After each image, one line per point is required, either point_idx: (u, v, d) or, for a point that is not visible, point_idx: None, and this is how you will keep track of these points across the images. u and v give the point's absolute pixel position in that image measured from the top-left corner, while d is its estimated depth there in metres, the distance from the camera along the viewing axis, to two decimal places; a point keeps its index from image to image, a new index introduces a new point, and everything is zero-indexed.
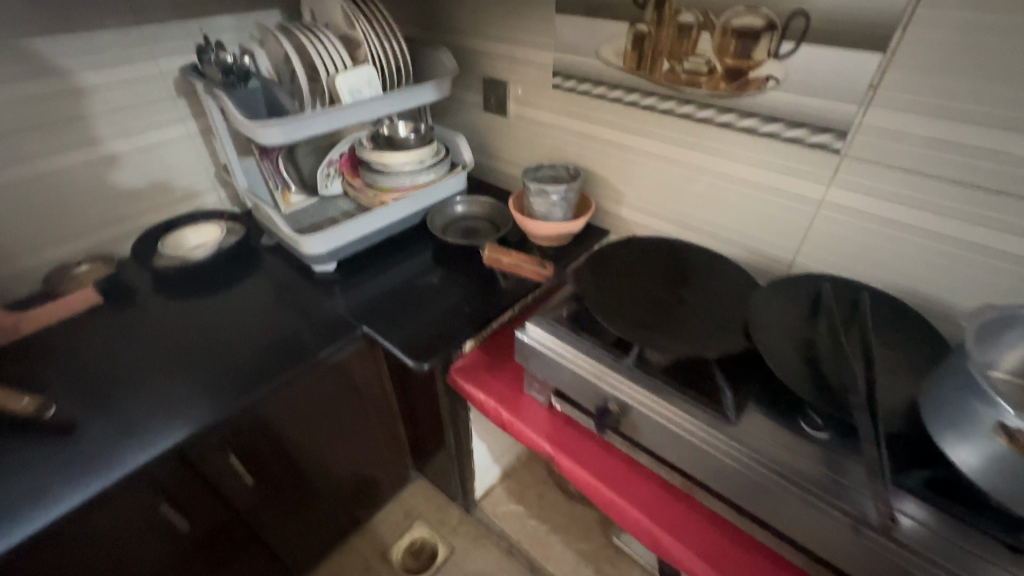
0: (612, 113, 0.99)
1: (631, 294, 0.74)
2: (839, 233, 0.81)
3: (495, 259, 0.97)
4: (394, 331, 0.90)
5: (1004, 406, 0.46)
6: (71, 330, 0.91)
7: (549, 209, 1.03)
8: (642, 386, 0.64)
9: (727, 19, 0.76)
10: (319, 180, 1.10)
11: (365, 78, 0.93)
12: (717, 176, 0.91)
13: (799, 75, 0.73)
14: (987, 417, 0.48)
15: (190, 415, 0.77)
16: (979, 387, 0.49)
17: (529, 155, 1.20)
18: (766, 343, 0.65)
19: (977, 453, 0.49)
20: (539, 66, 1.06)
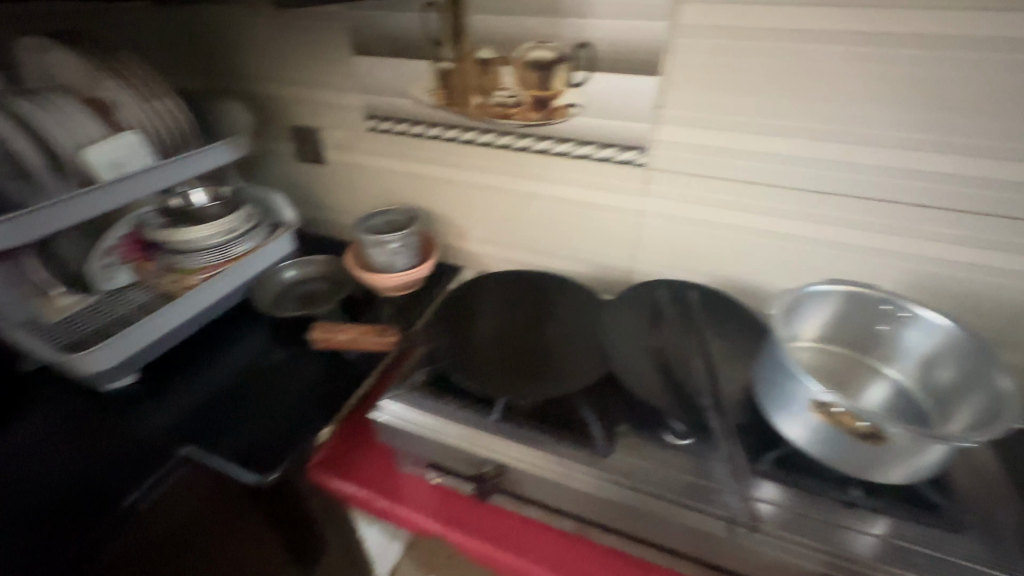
0: (436, 150, 0.96)
1: (486, 343, 0.71)
2: (664, 238, 0.87)
3: (329, 339, 0.85)
4: (227, 439, 0.73)
5: (814, 384, 0.50)
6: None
7: (391, 258, 0.96)
8: (515, 441, 0.60)
9: (523, 52, 0.77)
10: (95, 275, 0.88)
11: (127, 148, 0.77)
12: (549, 200, 0.92)
13: (596, 100, 0.77)
14: (804, 394, 0.51)
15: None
16: (793, 367, 0.52)
17: (359, 203, 1.11)
18: (622, 362, 0.65)
19: (803, 427, 0.52)
20: (350, 110, 0.99)
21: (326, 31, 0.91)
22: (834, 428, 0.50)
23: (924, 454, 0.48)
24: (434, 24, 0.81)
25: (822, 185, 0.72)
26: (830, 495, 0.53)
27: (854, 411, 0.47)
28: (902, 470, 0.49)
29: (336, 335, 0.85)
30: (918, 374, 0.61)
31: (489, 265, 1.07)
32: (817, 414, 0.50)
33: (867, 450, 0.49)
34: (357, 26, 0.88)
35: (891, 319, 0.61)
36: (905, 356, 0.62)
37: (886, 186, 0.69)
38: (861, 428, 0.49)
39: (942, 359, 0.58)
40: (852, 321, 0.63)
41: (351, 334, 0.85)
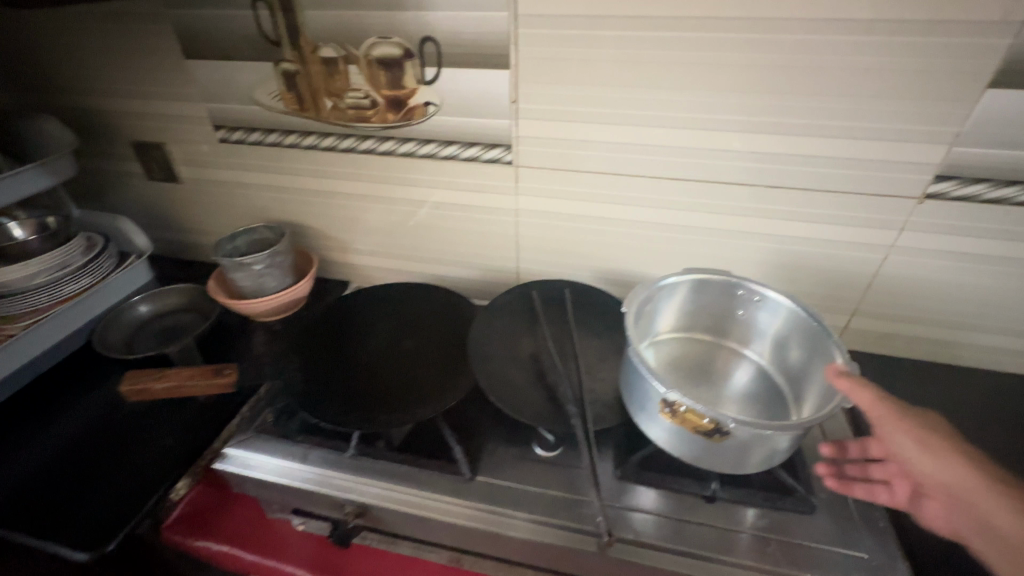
0: (297, 159, 0.88)
1: (348, 367, 0.65)
2: (544, 236, 0.84)
3: (139, 389, 0.72)
4: (54, 515, 0.62)
5: (658, 384, 0.48)
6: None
7: (258, 280, 0.87)
8: (373, 476, 0.55)
9: (366, 50, 0.72)
10: None
11: None
12: (424, 205, 0.87)
13: (451, 98, 0.73)
14: (653, 394, 0.50)
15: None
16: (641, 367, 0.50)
17: (226, 222, 1.01)
18: (491, 374, 0.62)
19: (659, 427, 0.51)
20: (194, 120, 0.88)
21: (149, 33, 0.80)
22: (683, 427, 0.49)
23: (767, 443, 0.48)
24: (267, 22, 0.74)
25: (682, 173, 0.71)
26: (691, 490, 0.53)
27: (695, 408, 0.46)
28: (750, 461, 0.49)
29: (148, 384, 0.72)
30: (774, 353, 0.64)
31: (377, 276, 1.01)
32: (665, 415, 0.49)
33: (715, 445, 0.48)
34: (182, 27, 0.78)
35: (743, 304, 0.64)
36: (761, 337, 0.65)
37: (738, 170, 0.70)
38: (706, 426, 0.48)
39: (790, 337, 0.61)
40: (712, 308, 0.66)
41: (167, 380, 0.72)
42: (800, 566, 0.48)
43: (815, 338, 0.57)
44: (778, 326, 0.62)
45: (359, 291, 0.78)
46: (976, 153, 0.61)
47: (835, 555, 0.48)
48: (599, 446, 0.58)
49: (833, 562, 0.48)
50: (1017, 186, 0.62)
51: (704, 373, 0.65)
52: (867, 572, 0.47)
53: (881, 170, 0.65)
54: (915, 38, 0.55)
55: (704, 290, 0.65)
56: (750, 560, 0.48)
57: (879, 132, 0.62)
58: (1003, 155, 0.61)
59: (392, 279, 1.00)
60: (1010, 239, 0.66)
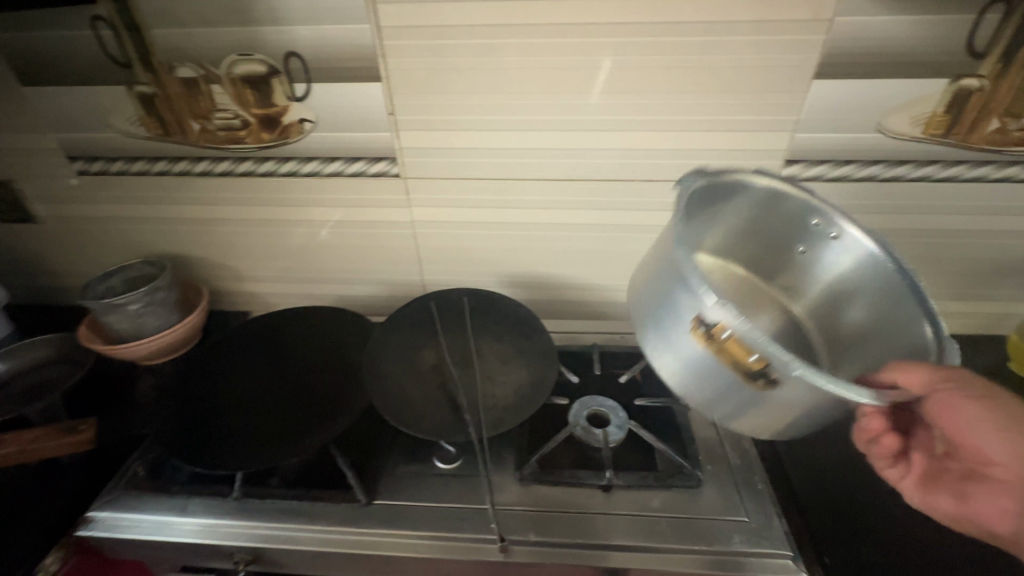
0: (169, 187, 0.81)
1: (237, 408, 0.61)
2: (445, 246, 0.84)
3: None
4: None
5: (707, 301, 0.45)
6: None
7: (136, 321, 0.79)
8: (263, 517, 0.52)
9: (228, 69, 0.68)
10: None
11: None
12: (316, 224, 0.84)
13: (326, 113, 0.70)
14: (692, 309, 0.48)
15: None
16: (692, 291, 0.47)
17: (98, 261, 0.92)
18: (389, 393, 0.60)
19: (692, 360, 0.49)
20: (44, 153, 0.80)
21: None
22: (722, 356, 0.47)
23: (803, 396, 0.45)
24: (112, 43, 0.68)
25: (566, 173, 0.74)
26: (590, 482, 0.54)
27: (743, 340, 0.44)
28: (784, 408, 0.46)
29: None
30: (821, 308, 0.65)
31: (279, 303, 0.96)
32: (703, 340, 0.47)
33: (756, 385, 0.46)
34: (12, 52, 0.70)
35: (809, 239, 0.63)
36: (801, 279, 0.66)
37: (615, 167, 0.73)
38: (748, 363, 0.45)
39: (858, 293, 0.61)
40: (766, 235, 0.65)
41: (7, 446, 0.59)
42: (691, 540, 0.50)
43: (887, 294, 0.58)
44: (839, 262, 0.62)
45: (251, 323, 0.73)
46: (816, 137, 0.68)
47: (720, 524, 0.51)
48: (502, 452, 0.58)
49: (719, 531, 0.51)
50: (854, 165, 0.69)
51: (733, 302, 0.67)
52: (749, 533, 0.51)
53: (740, 159, 0.70)
54: (747, 37, 0.61)
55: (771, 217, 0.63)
56: (647, 542, 0.50)
57: (733, 123, 0.67)
58: (836, 138, 0.67)
59: (295, 304, 0.96)
60: (856, 211, 0.74)
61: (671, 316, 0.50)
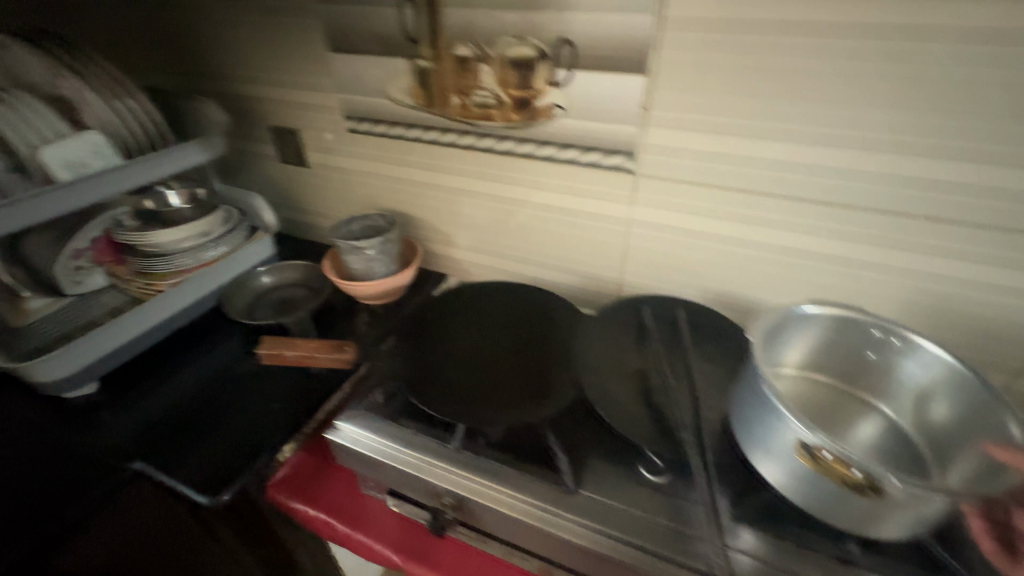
0: (416, 152, 0.91)
1: (454, 362, 0.66)
2: (654, 248, 0.81)
3: (275, 355, 0.81)
4: (196, 464, 0.68)
5: (798, 422, 0.44)
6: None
7: (368, 264, 0.91)
8: (476, 473, 0.55)
9: (501, 50, 0.72)
10: (66, 276, 0.88)
11: (92, 147, 0.74)
12: (533, 206, 0.87)
13: (580, 102, 0.71)
14: (784, 431, 0.46)
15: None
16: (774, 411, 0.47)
17: (341, 207, 1.07)
18: (597, 385, 0.60)
19: (784, 470, 0.47)
20: (328, 110, 0.94)
21: (301, 28, 0.86)
22: (824, 475, 0.44)
23: (907, 508, 0.42)
24: (410, 20, 0.77)
25: (824, 195, 0.66)
26: (819, 546, 0.48)
27: (843, 455, 0.42)
28: (896, 519, 0.43)
29: (282, 351, 0.81)
30: (905, 401, 0.58)
31: (474, 273, 1.02)
32: (804, 459, 0.45)
33: (864, 501, 0.43)
34: (331, 23, 0.83)
35: (877, 348, 0.58)
36: (877, 376, 0.59)
37: (890, 197, 0.63)
38: (849, 478, 0.43)
39: (938, 391, 0.54)
40: (828, 344, 0.60)
41: (301, 350, 0.81)
42: None
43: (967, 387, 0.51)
44: (911, 366, 0.56)
45: (464, 289, 0.79)
46: None
47: None
48: None
49: None
50: None
51: (811, 411, 0.59)
52: None
53: None
54: None
55: (830, 326, 0.59)
56: None
57: None
58: None
59: (488, 275, 1.01)
60: None
61: (757, 427, 0.49)
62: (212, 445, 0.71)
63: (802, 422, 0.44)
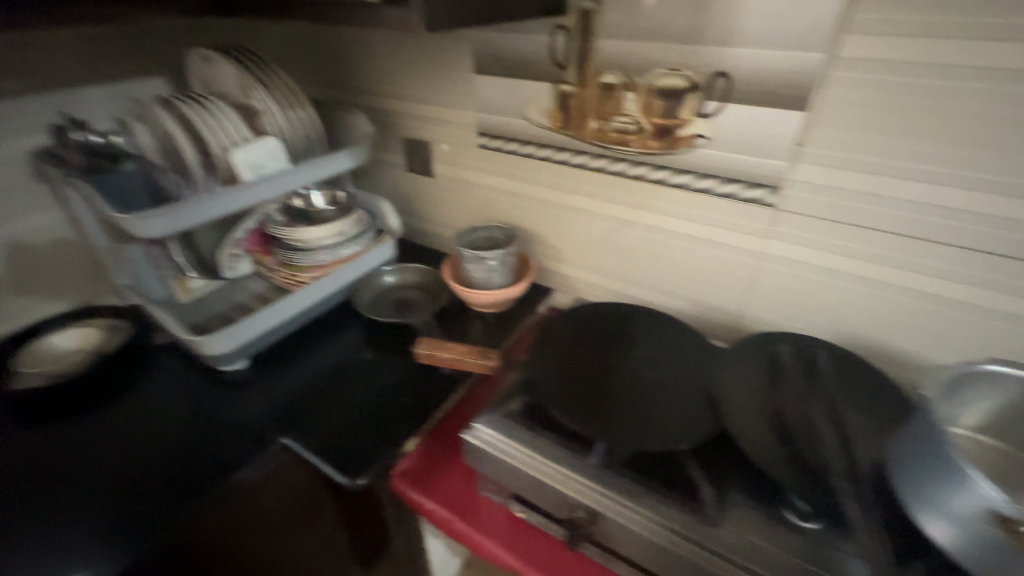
0: (543, 171, 0.95)
1: (588, 380, 0.69)
2: (785, 284, 0.79)
3: (432, 356, 0.85)
4: (334, 445, 0.75)
5: (990, 488, 0.42)
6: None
7: (488, 274, 0.96)
8: (614, 492, 0.56)
9: (651, 80, 0.74)
10: (224, 261, 0.96)
11: (267, 151, 0.83)
12: (657, 231, 0.88)
13: (727, 133, 0.72)
14: (967, 497, 0.43)
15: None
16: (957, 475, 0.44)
17: (458, 216, 1.13)
18: (737, 418, 0.60)
19: (955, 534, 0.44)
20: (462, 126, 1.00)
21: (450, 50, 0.93)
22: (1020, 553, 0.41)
23: None
24: (560, 48, 0.81)
25: (996, 246, 0.62)
26: None
27: None
28: None
29: (438, 353, 0.85)
30: None
31: (582, 290, 1.04)
32: (995, 531, 0.42)
33: None
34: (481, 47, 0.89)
35: None
36: None
37: None
38: None
39: None
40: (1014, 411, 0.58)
41: (455, 352, 0.85)
42: None
43: None
44: None
45: (587, 308, 0.82)
46: None
47: None
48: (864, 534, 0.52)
49: None
50: None
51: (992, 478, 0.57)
52: None
53: None
54: None
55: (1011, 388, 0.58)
56: None
57: None
58: None
59: (596, 294, 1.03)
60: None
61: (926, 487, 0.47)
62: (347, 431, 0.78)
63: (995, 494, 0.42)
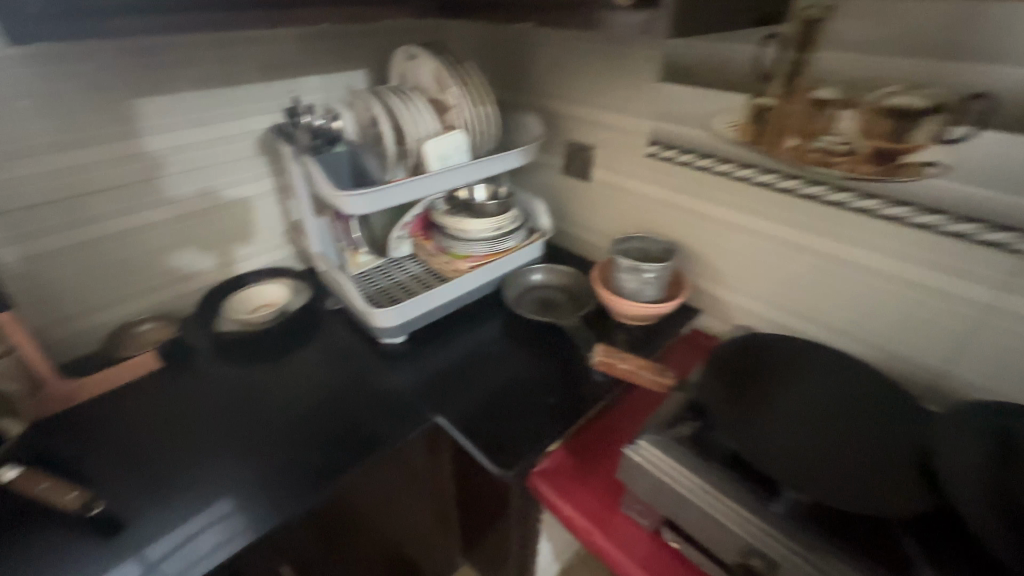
0: (717, 187, 0.90)
1: (769, 418, 0.65)
2: (1015, 346, 0.67)
3: (609, 365, 0.79)
4: (482, 432, 0.78)
5: None
6: (110, 403, 0.82)
7: (641, 286, 0.93)
8: (801, 547, 0.52)
9: (877, 100, 0.67)
10: (392, 241, 1.03)
11: (452, 143, 0.87)
12: (848, 265, 0.79)
13: (973, 165, 0.62)
14: None
15: (234, 498, 0.69)
16: None
17: (609, 224, 1.12)
18: (966, 494, 0.52)
19: None
20: (633, 134, 0.98)
21: (638, 56, 0.91)
22: None
23: None
24: (769, 58, 0.76)
25: None
26: None
27: None
28: None
29: (616, 363, 0.78)
30: None
31: (737, 316, 0.97)
32: None
33: None
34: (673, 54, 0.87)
35: None
36: None
37: None
38: None
39: None
40: None
41: (633, 364, 0.78)
42: None
43: None
44: None
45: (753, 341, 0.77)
46: None
47: None
48: None
49: None
50: None
51: None
52: None
53: None
54: None
55: None
56: None
57: None
58: None
59: (753, 323, 0.96)
60: None
61: None
62: (494, 420, 0.80)
63: None
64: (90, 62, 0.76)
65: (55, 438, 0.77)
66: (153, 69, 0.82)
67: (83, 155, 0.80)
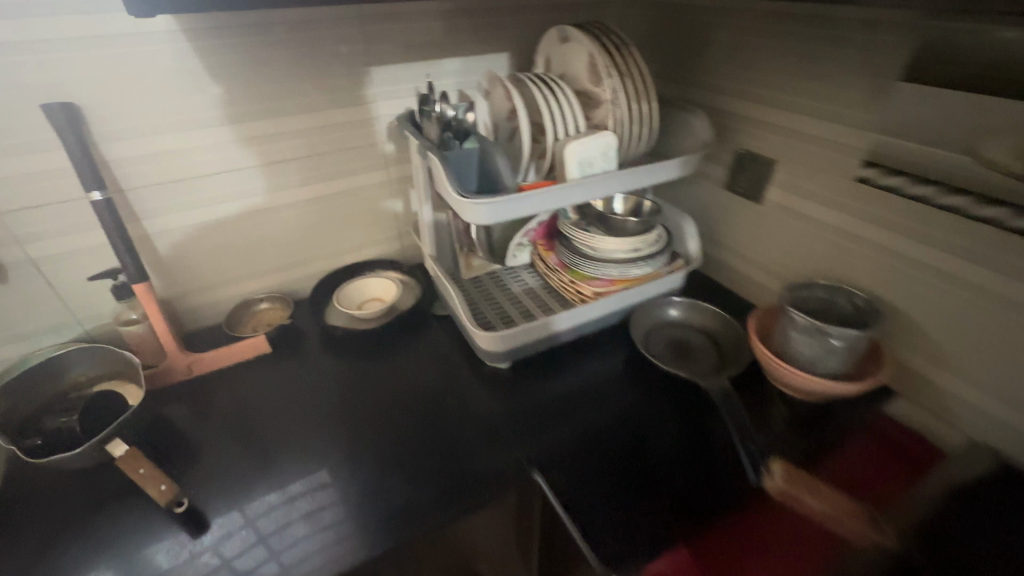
0: (969, 236, 0.63)
1: None
2: None
3: (796, 501, 0.59)
4: (591, 506, 0.63)
5: None
6: (221, 382, 0.83)
7: (820, 354, 0.70)
8: None
9: None
10: (511, 250, 0.92)
11: (599, 147, 0.72)
12: None
13: None
14: None
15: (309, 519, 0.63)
16: None
17: (777, 260, 0.88)
18: None
19: None
20: (840, 150, 0.74)
21: (871, 45, 0.67)
22: None
23: None
24: None
25: None
26: None
27: None
28: None
29: (806, 499, 0.59)
30: None
31: (961, 418, 0.70)
32: None
33: None
34: (937, 42, 0.61)
35: None
36: None
37: None
38: None
39: None
40: None
41: (825, 503, 0.59)
42: None
43: None
44: None
45: None
46: None
47: None
48: None
49: None
50: None
51: None
52: None
53: None
54: None
55: None
56: None
57: None
58: None
59: (987, 433, 0.68)
60: None
61: None
62: (606, 493, 0.65)
63: None
64: (239, 37, 0.74)
65: (169, 410, 0.78)
66: (298, 47, 0.79)
67: (227, 133, 0.80)
